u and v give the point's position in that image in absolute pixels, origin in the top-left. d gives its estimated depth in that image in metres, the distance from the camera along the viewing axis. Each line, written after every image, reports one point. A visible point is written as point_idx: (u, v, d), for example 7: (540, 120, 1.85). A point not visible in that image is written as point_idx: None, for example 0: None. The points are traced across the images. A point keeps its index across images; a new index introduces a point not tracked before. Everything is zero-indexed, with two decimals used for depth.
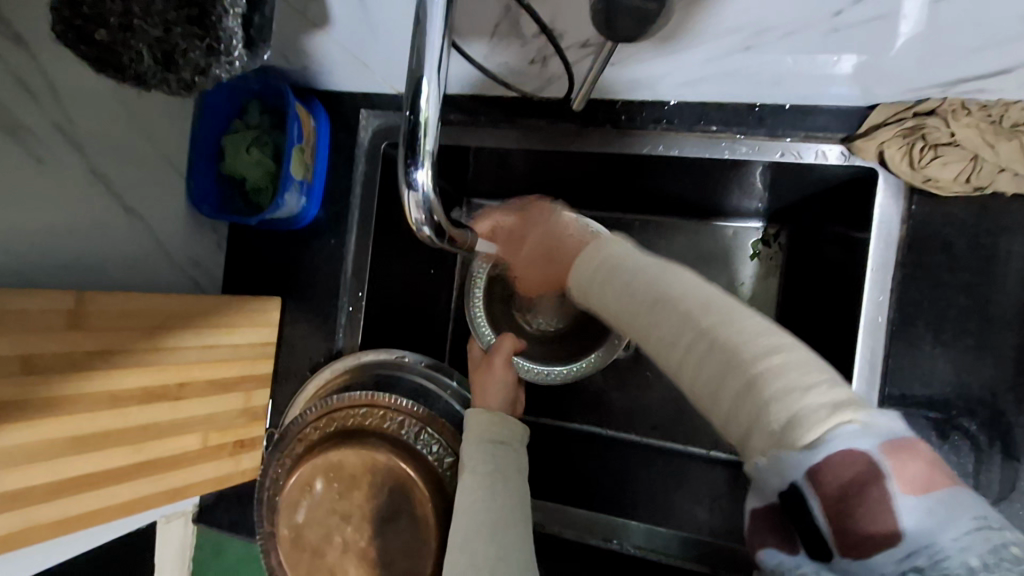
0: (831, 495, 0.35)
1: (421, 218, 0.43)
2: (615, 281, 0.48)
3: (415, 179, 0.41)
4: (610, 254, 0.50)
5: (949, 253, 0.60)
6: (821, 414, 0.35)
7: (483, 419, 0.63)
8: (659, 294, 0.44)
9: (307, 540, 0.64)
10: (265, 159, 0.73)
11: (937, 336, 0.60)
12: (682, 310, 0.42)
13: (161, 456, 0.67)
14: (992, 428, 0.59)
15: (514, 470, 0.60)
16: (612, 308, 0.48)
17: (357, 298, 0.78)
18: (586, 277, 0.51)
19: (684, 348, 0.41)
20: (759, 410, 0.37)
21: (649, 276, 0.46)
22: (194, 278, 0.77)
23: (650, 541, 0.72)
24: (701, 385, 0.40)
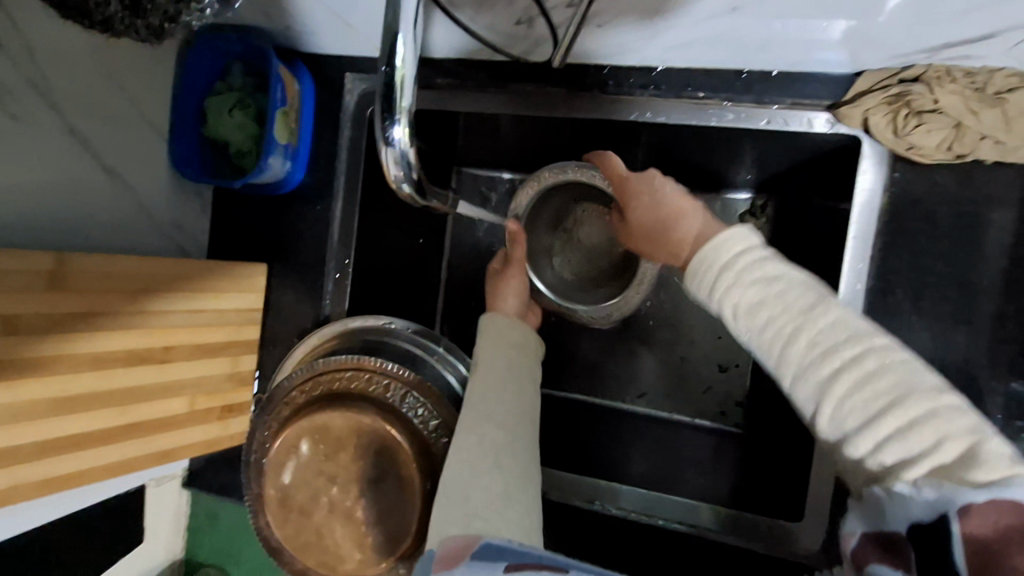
0: (984, 534, 0.38)
1: (399, 176, 0.43)
2: (755, 280, 0.50)
3: (391, 135, 0.41)
4: (741, 253, 0.52)
5: (930, 221, 0.61)
6: (1004, 460, 0.39)
7: (500, 324, 0.69)
8: (814, 307, 0.47)
9: (294, 500, 0.65)
10: (248, 122, 0.72)
11: (915, 304, 0.61)
12: (841, 335, 0.45)
13: (148, 418, 0.67)
14: (965, 394, 0.61)
15: (528, 377, 0.65)
16: (742, 304, 0.50)
17: (344, 265, 0.77)
18: (716, 270, 0.52)
19: (838, 364, 0.44)
20: (919, 443, 0.41)
21: (800, 286, 0.48)
22: (179, 243, 0.77)
23: (633, 500, 0.74)
24: (847, 407, 0.44)
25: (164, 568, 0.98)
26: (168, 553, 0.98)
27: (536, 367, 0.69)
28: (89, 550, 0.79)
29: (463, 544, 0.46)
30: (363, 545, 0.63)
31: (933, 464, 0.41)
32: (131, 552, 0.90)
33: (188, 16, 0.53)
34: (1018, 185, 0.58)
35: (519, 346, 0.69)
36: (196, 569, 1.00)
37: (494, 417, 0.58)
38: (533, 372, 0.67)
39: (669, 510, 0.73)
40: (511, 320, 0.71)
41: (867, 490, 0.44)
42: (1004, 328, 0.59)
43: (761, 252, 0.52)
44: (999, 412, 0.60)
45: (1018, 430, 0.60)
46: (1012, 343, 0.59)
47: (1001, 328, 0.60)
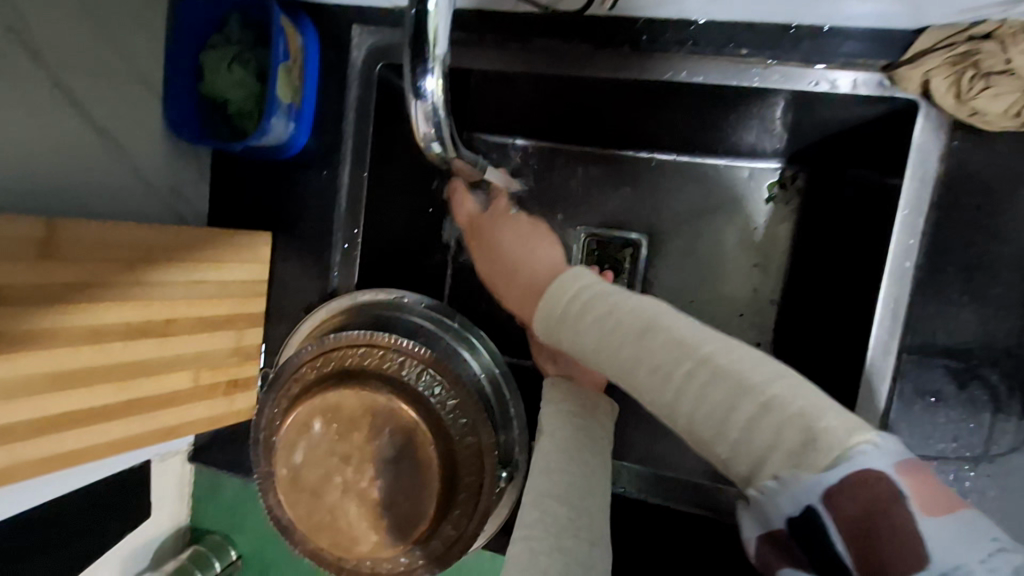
0: (851, 514, 0.36)
1: (428, 133, 0.40)
2: (595, 317, 0.50)
3: (423, 88, 0.37)
4: (584, 291, 0.52)
5: (988, 195, 0.56)
6: (842, 434, 0.37)
7: (562, 388, 0.62)
8: (641, 328, 0.46)
9: (306, 480, 0.62)
10: (248, 80, 0.66)
11: (967, 285, 0.57)
12: (681, 345, 0.44)
13: (150, 393, 0.64)
14: (1015, 380, 0.57)
15: (588, 435, 0.58)
16: (590, 344, 0.49)
17: (353, 236, 0.73)
18: (568, 310, 0.52)
19: (681, 380, 0.43)
20: (778, 434, 0.39)
21: (622, 310, 0.48)
22: (177, 209, 0.72)
23: (650, 483, 0.72)
24: (700, 417, 0.42)
25: (169, 538, 0.96)
26: (172, 522, 0.96)
27: (598, 428, 0.59)
28: (93, 525, 0.77)
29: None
30: (378, 526, 0.61)
31: (784, 451, 0.39)
32: (137, 527, 0.88)
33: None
34: None
35: (595, 411, 0.61)
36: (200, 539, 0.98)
37: (557, 489, 0.52)
38: (597, 436, 0.58)
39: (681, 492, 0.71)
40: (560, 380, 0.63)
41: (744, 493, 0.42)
42: None
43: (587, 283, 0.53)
44: None
45: None
46: None
47: None
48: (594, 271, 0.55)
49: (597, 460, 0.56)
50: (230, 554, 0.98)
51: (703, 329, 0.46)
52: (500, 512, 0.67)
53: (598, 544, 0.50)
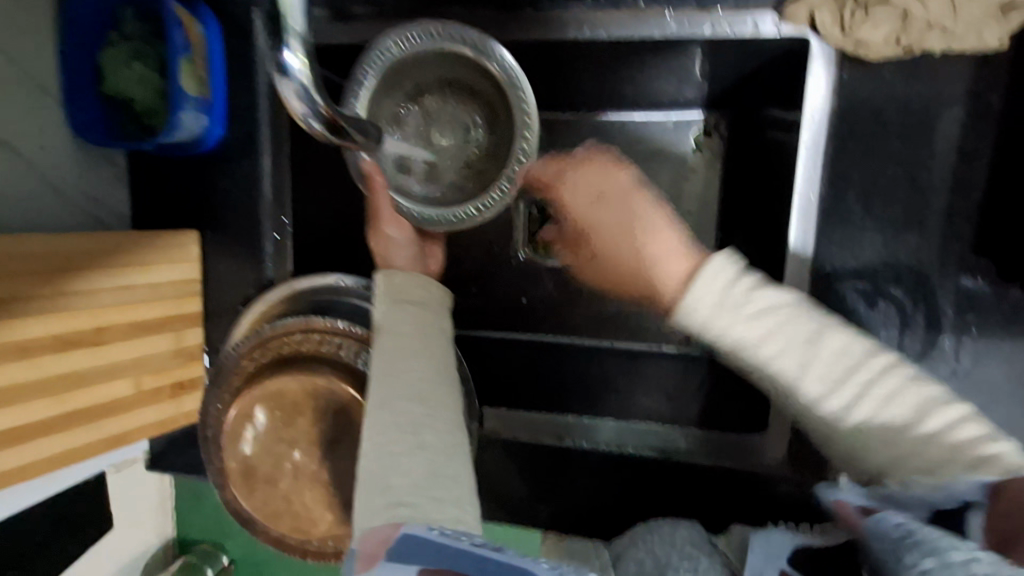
0: (1007, 528, 0.35)
1: (305, 111, 0.37)
2: (745, 316, 0.51)
3: (284, 61, 0.35)
4: (728, 281, 0.53)
5: (881, 122, 0.58)
6: (984, 439, 0.43)
7: (400, 279, 0.59)
8: (834, 329, 0.50)
9: (258, 471, 0.63)
10: (151, 75, 0.65)
11: (869, 210, 0.59)
12: (863, 347, 0.49)
13: (90, 404, 0.63)
14: (918, 294, 0.59)
15: (435, 329, 0.57)
16: (731, 338, 0.51)
17: (281, 225, 0.74)
18: (716, 296, 0.52)
19: (864, 377, 0.48)
20: (963, 432, 0.44)
21: (810, 310, 0.51)
22: (95, 216, 0.70)
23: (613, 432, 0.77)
24: (858, 407, 0.47)
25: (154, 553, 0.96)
26: (158, 534, 0.96)
27: (445, 321, 0.60)
28: (56, 544, 0.76)
29: (383, 538, 0.38)
30: (334, 505, 0.62)
31: (937, 441, 0.44)
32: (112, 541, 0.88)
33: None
34: (965, 77, 0.57)
35: (428, 301, 0.59)
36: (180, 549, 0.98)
37: (409, 388, 0.49)
38: (443, 325, 0.59)
39: (639, 440, 0.76)
40: (411, 274, 0.61)
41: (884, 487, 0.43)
42: (954, 225, 0.58)
43: (720, 267, 0.53)
44: (948, 309, 0.59)
45: (967, 324, 0.59)
46: (960, 239, 0.58)
47: (950, 225, 0.58)
48: (730, 253, 0.55)
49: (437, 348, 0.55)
50: (223, 559, 0.97)
51: (866, 339, 0.50)
52: None
53: (456, 433, 0.49)
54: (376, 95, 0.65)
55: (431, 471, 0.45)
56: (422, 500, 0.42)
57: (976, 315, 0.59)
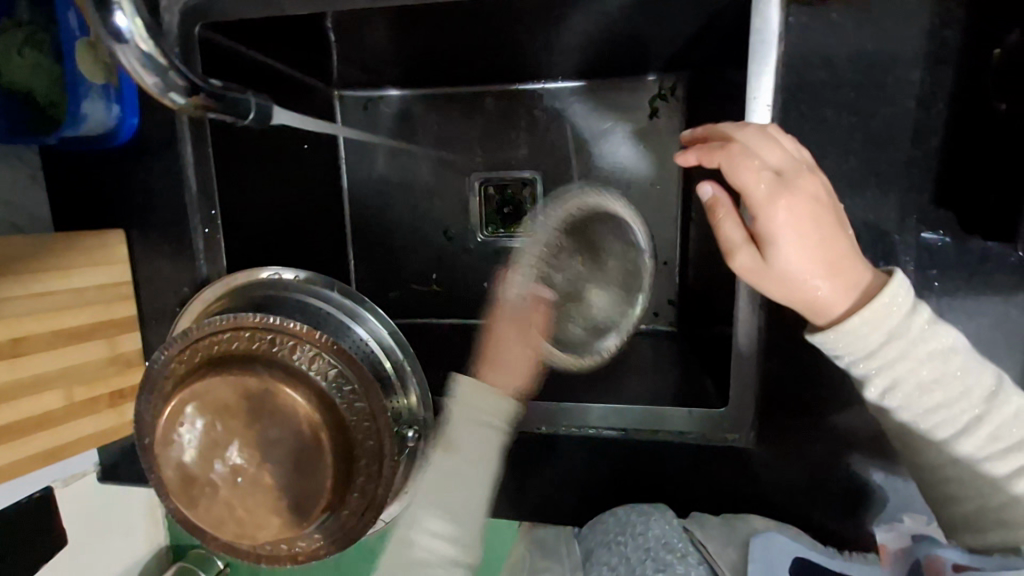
0: None
1: (156, 82, 0.46)
2: (926, 358, 0.47)
3: (116, 25, 0.43)
4: (910, 318, 0.47)
5: (831, 69, 0.54)
6: None
7: (475, 389, 0.58)
8: (997, 391, 0.47)
9: (196, 478, 0.58)
10: (50, 64, 0.60)
11: (822, 165, 0.56)
12: (1017, 406, 0.47)
13: (16, 418, 0.61)
14: (879, 251, 0.56)
15: (490, 453, 0.56)
16: (933, 392, 0.47)
17: (210, 218, 0.68)
18: (881, 335, 0.47)
19: (1014, 436, 0.46)
20: None
21: (975, 364, 0.47)
22: (9, 219, 0.67)
23: (604, 417, 0.67)
24: (994, 463, 0.47)
25: (145, 561, 0.95)
26: (146, 543, 0.95)
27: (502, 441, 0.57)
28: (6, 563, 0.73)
29: None
30: (279, 509, 0.58)
31: None
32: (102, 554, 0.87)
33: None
34: (918, 14, 0.52)
35: (503, 420, 0.58)
36: (165, 554, 0.98)
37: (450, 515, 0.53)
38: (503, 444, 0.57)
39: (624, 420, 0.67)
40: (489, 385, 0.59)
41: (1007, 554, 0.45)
42: (912, 175, 0.55)
43: (903, 293, 0.47)
44: (911, 265, 0.56)
45: (930, 280, 0.56)
46: (920, 190, 0.55)
47: (909, 176, 0.55)
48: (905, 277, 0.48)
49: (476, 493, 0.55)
50: (218, 562, 0.97)
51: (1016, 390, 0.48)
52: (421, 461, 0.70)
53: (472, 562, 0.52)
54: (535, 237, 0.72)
55: None
56: None
57: (938, 270, 0.56)
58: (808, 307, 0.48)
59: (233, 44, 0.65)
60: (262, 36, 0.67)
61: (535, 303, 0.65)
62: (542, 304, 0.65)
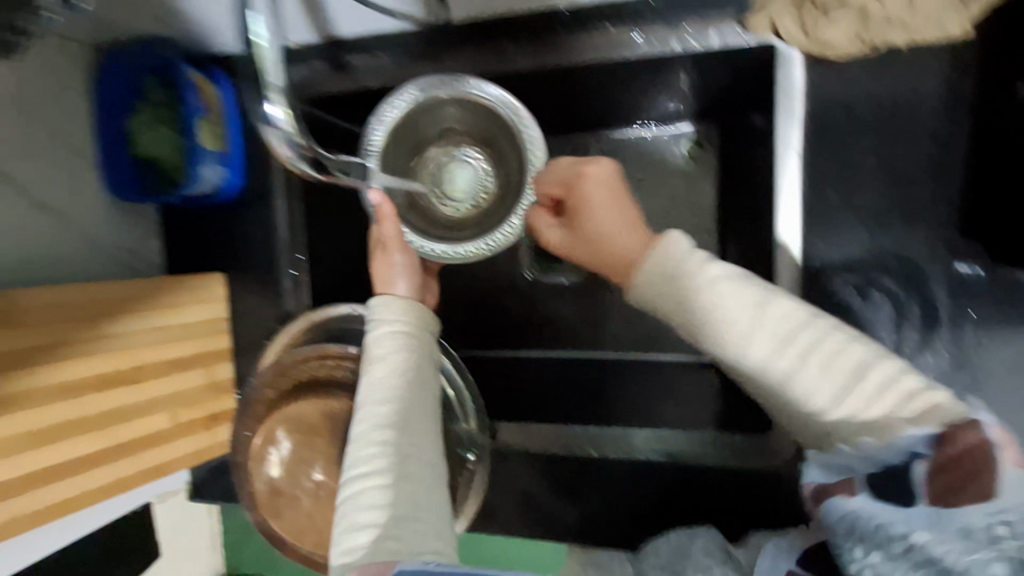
0: (939, 489, 0.35)
1: (291, 154, 0.42)
2: (709, 281, 0.50)
3: (267, 113, 0.40)
4: (685, 260, 0.53)
5: (852, 118, 0.60)
6: (909, 397, 0.41)
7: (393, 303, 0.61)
8: (767, 299, 0.48)
9: (282, 491, 0.67)
10: (175, 135, 0.72)
11: (849, 203, 0.61)
12: (790, 312, 0.47)
13: (133, 437, 0.69)
14: (909, 282, 0.60)
15: (423, 364, 0.58)
16: (710, 315, 0.49)
17: (298, 262, 0.81)
18: (676, 280, 0.53)
19: (806, 349, 0.45)
20: (904, 401, 0.41)
21: (756, 283, 0.50)
22: (132, 265, 0.78)
23: (645, 444, 0.75)
24: (807, 374, 0.44)
25: None
26: None
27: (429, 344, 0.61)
28: None
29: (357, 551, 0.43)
30: None
31: (884, 411, 0.41)
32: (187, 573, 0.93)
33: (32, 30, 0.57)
34: (933, 66, 0.58)
35: (420, 331, 0.61)
36: None
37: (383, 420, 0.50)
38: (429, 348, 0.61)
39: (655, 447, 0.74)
40: (406, 300, 0.62)
41: (829, 448, 0.43)
42: (936, 211, 0.59)
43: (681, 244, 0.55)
44: (943, 295, 0.59)
45: (964, 309, 0.59)
46: (946, 224, 0.59)
47: (934, 212, 0.59)
48: (683, 233, 0.56)
49: (424, 401, 0.54)
50: None
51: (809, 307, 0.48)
52: (479, 493, 0.73)
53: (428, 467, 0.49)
54: (462, 162, 0.76)
55: (406, 502, 0.45)
56: (404, 529, 0.44)
57: (972, 299, 0.59)
58: (608, 266, 0.63)
59: (334, 118, 0.75)
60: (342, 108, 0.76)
61: (383, 211, 0.64)
62: (392, 218, 0.65)
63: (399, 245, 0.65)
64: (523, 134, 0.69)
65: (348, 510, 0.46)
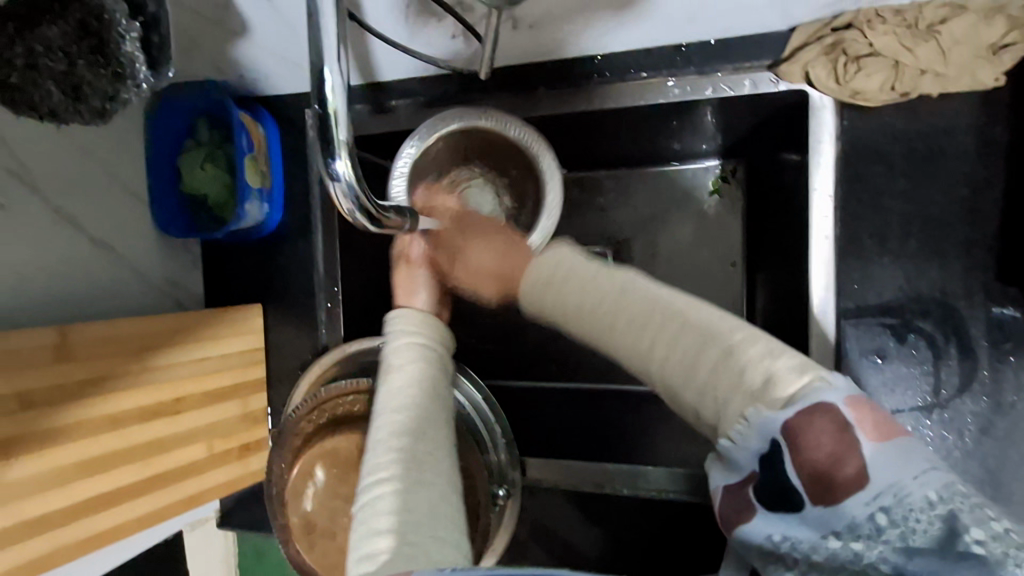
0: (817, 461, 0.37)
1: (350, 206, 0.46)
2: (574, 279, 0.54)
3: (335, 170, 0.44)
4: (559, 262, 0.57)
5: (886, 162, 0.61)
6: (790, 376, 0.41)
7: (412, 320, 0.67)
8: (625, 286, 0.51)
9: (318, 525, 0.68)
10: (221, 174, 0.75)
11: (885, 246, 0.61)
12: (646, 297, 0.50)
13: (172, 467, 0.70)
14: (946, 326, 0.60)
15: (437, 377, 0.62)
16: (575, 303, 0.53)
17: (333, 293, 0.80)
18: (553, 286, 0.55)
19: (657, 333, 0.47)
20: (753, 372, 0.42)
21: (631, 275, 0.53)
22: (175, 297, 0.80)
23: (658, 480, 0.74)
24: (670, 359, 0.46)
25: None
26: None
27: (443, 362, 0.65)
28: None
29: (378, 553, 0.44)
30: None
31: (746, 392, 0.42)
32: None
33: (126, 94, 0.59)
34: (968, 114, 0.58)
35: (434, 347, 0.66)
36: None
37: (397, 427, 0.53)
38: (443, 365, 0.65)
39: (681, 484, 0.73)
40: (423, 315, 0.68)
41: (714, 444, 0.44)
42: (973, 255, 0.59)
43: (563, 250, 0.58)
44: (982, 339, 0.59)
45: (1005, 354, 0.59)
46: (984, 268, 0.59)
47: (970, 256, 0.59)
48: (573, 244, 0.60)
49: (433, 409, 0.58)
50: None
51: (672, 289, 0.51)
52: (505, 529, 0.75)
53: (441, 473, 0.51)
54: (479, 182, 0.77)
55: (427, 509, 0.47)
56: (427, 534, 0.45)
57: (1013, 344, 0.59)
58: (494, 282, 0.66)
59: (373, 157, 0.78)
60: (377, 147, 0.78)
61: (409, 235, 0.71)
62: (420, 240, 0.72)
63: (424, 264, 0.72)
64: (534, 158, 0.70)
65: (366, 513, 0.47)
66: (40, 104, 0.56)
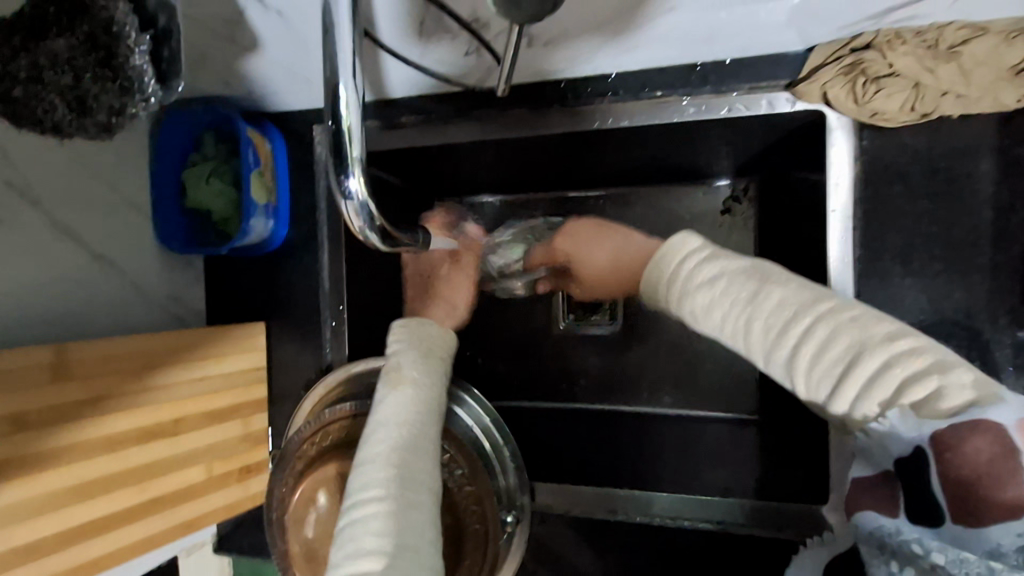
0: (965, 475, 0.38)
1: (362, 225, 0.45)
2: (701, 284, 0.50)
3: (347, 187, 0.43)
4: (681, 261, 0.53)
5: (906, 183, 0.60)
6: (965, 389, 0.38)
7: (423, 331, 0.67)
8: (757, 294, 0.46)
9: (319, 554, 0.63)
10: (227, 189, 0.74)
11: (906, 268, 0.60)
12: (790, 307, 0.44)
13: (169, 491, 0.68)
14: (971, 350, 0.59)
15: (434, 390, 0.60)
16: (698, 309, 0.50)
17: (338, 311, 0.78)
18: (678, 284, 0.53)
19: (798, 337, 0.43)
20: (900, 383, 0.40)
21: (776, 276, 0.47)
22: (177, 313, 0.79)
23: (670, 507, 0.73)
24: (815, 370, 0.43)
25: None
26: None
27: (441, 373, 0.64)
28: None
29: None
30: None
31: (888, 395, 0.40)
32: None
33: (134, 109, 0.58)
34: (991, 135, 0.58)
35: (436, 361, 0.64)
36: None
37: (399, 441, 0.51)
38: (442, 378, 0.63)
39: (694, 510, 0.72)
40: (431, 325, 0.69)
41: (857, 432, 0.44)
42: (999, 278, 0.58)
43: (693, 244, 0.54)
44: (1008, 363, 0.58)
45: None
46: (1010, 291, 0.58)
47: (996, 279, 0.58)
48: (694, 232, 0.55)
49: (431, 426, 0.56)
50: None
51: (810, 286, 0.46)
52: (512, 558, 0.72)
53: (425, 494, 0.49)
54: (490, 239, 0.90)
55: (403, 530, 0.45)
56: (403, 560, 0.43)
57: None
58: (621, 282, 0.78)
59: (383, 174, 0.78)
60: (388, 163, 0.78)
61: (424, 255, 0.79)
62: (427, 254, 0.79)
63: None
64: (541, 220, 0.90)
65: (352, 535, 0.45)
66: (49, 119, 0.56)
